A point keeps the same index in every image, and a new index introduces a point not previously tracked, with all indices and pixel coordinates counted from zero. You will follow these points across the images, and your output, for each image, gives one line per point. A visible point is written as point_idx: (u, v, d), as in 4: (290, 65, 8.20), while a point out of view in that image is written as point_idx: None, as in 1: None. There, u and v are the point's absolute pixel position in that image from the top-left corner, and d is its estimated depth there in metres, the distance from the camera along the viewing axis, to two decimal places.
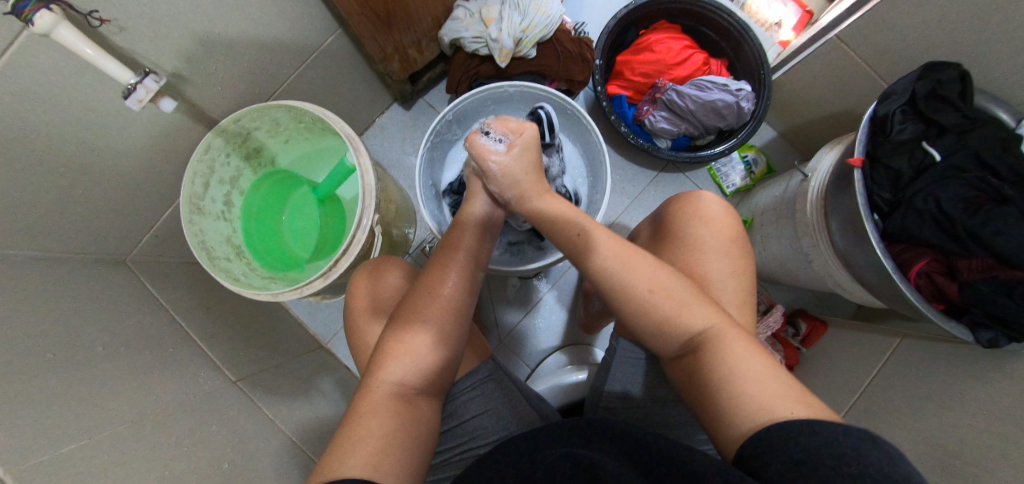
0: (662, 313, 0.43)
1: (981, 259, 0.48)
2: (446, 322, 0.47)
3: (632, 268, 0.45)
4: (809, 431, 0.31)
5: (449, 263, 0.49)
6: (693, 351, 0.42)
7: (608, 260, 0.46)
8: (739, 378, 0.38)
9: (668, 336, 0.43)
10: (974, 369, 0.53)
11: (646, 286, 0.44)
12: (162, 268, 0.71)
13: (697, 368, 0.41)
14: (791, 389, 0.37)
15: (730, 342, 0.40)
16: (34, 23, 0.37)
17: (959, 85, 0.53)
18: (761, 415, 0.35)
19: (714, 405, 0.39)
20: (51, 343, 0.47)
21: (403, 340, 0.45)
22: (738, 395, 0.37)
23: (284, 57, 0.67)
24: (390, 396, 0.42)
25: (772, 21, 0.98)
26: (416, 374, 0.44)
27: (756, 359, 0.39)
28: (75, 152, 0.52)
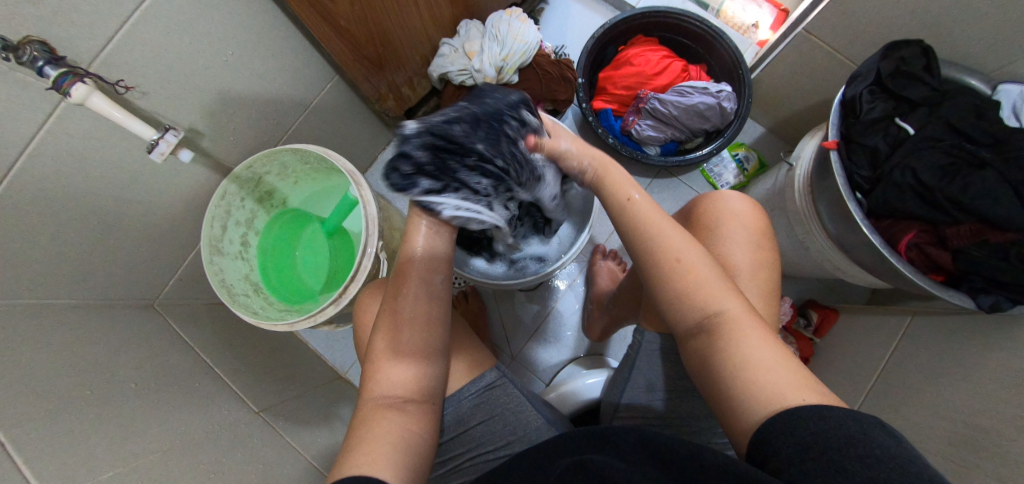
0: (686, 284, 0.43)
1: (969, 225, 0.50)
2: (417, 336, 0.46)
3: (667, 236, 0.45)
4: (822, 417, 0.32)
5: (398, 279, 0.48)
6: (707, 330, 0.42)
7: (645, 225, 0.47)
8: (753, 362, 0.38)
9: (687, 313, 0.43)
10: (986, 337, 0.52)
11: (675, 255, 0.44)
12: (186, 310, 0.76)
13: (709, 347, 0.41)
14: (805, 380, 0.37)
15: (746, 328, 0.40)
16: (71, 94, 0.43)
17: (923, 60, 0.56)
18: (770, 401, 0.36)
19: (727, 388, 0.39)
20: (87, 381, 0.51)
21: (386, 360, 0.46)
22: (750, 382, 0.37)
23: (289, 106, 0.73)
24: (380, 411, 0.44)
25: (748, 23, 1.01)
26: (403, 385, 0.45)
27: (769, 348, 0.39)
28: (106, 206, 0.58)
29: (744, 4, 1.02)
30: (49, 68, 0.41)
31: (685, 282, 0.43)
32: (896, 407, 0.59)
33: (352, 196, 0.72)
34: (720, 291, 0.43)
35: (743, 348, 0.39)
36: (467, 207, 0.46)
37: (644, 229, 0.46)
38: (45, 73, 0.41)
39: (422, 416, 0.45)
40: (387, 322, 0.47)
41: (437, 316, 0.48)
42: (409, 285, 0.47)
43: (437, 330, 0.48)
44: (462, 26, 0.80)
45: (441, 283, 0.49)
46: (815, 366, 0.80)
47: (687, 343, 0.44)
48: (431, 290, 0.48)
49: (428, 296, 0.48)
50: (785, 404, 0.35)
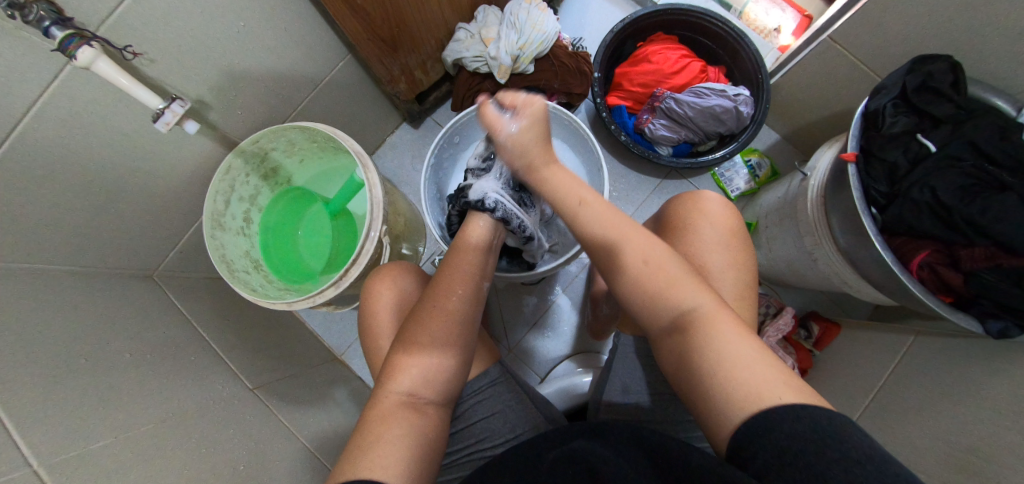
0: (654, 285, 0.43)
1: (984, 248, 0.49)
2: (454, 336, 0.48)
3: (630, 240, 0.46)
4: (796, 417, 0.31)
5: (452, 277, 0.51)
6: (679, 329, 0.41)
7: (611, 234, 0.47)
8: (727, 359, 0.36)
9: (659, 312, 0.42)
10: (994, 363, 0.51)
11: (639, 258, 0.45)
12: (185, 283, 0.75)
13: (681, 346, 0.40)
14: (784, 374, 0.35)
15: (719, 322, 0.39)
16: (76, 57, 0.42)
17: (951, 75, 0.54)
18: (749, 400, 0.34)
19: (700, 386, 0.37)
20: (84, 348, 0.51)
21: (412, 357, 0.46)
22: (728, 378, 0.35)
23: (299, 82, 0.71)
24: (402, 408, 0.44)
25: (771, 27, 1.00)
26: (425, 383, 0.46)
27: (747, 342, 0.38)
28: (109, 174, 0.57)
29: (768, 7, 1.00)
30: (55, 29, 0.40)
31: (657, 283, 0.43)
32: (891, 425, 0.59)
33: (358, 179, 0.71)
34: (696, 289, 0.42)
35: (719, 344, 0.37)
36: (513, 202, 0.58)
37: (608, 235, 0.47)
38: (50, 34, 0.40)
39: (442, 416, 0.47)
40: (425, 319, 0.48)
41: (467, 321, 0.50)
42: (448, 285, 0.50)
43: (469, 332, 0.50)
44: (480, 12, 0.78)
45: (484, 289, 0.53)
46: (812, 378, 0.80)
47: (661, 346, 0.43)
48: (476, 296, 0.52)
49: (467, 296, 0.50)
50: (765, 403, 0.33)
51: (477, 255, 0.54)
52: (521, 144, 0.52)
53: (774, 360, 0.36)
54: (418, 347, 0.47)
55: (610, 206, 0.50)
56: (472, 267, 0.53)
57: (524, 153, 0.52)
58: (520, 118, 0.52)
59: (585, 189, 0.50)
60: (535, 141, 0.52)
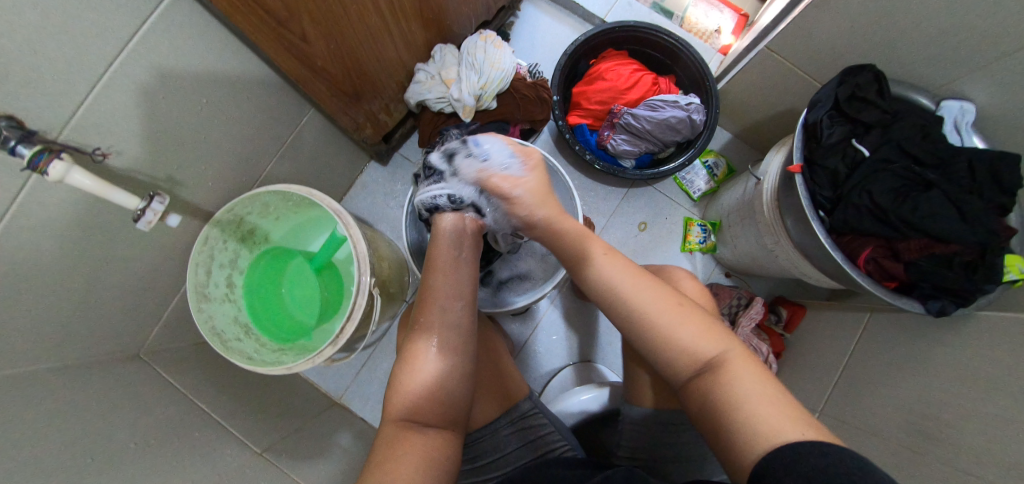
0: (678, 331, 0.48)
1: (918, 240, 0.56)
2: (447, 363, 0.52)
3: (651, 289, 0.51)
4: (820, 451, 0.36)
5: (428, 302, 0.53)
6: (705, 375, 0.46)
7: (625, 284, 0.52)
8: (748, 402, 0.42)
9: (685, 359, 0.48)
10: (939, 335, 0.58)
11: (668, 305, 0.50)
12: (173, 355, 0.75)
13: (708, 390, 0.46)
14: (795, 412, 0.41)
15: (740, 370, 0.45)
16: (48, 173, 0.41)
17: (875, 85, 0.61)
18: (768, 437, 0.39)
19: (727, 428, 0.43)
20: (88, 449, 0.51)
21: (410, 380, 0.51)
22: (750, 418, 0.41)
23: (265, 143, 0.71)
24: (404, 432, 0.48)
25: (711, 29, 1.06)
26: (423, 409, 0.50)
27: (761, 387, 0.43)
28: (85, 267, 0.56)
29: (707, 11, 1.06)
30: (22, 147, 0.40)
31: (677, 330, 0.48)
32: (858, 399, 0.66)
33: (340, 234, 0.72)
34: (712, 337, 0.48)
35: (739, 387, 0.44)
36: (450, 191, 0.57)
37: (633, 286, 0.52)
38: (18, 153, 0.40)
39: (448, 440, 0.50)
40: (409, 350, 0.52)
41: (452, 343, 0.52)
42: (427, 311, 0.53)
43: (455, 357, 0.52)
44: (437, 51, 0.79)
45: (460, 310, 0.54)
46: (787, 359, 0.86)
47: (688, 389, 0.48)
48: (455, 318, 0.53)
49: (448, 323, 0.52)
50: (786, 437, 0.39)
51: (452, 275, 0.54)
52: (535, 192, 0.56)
53: (784, 400, 0.42)
54: (416, 371, 0.51)
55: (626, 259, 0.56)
56: (444, 291, 0.53)
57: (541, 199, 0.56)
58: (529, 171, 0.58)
59: (602, 243, 0.56)
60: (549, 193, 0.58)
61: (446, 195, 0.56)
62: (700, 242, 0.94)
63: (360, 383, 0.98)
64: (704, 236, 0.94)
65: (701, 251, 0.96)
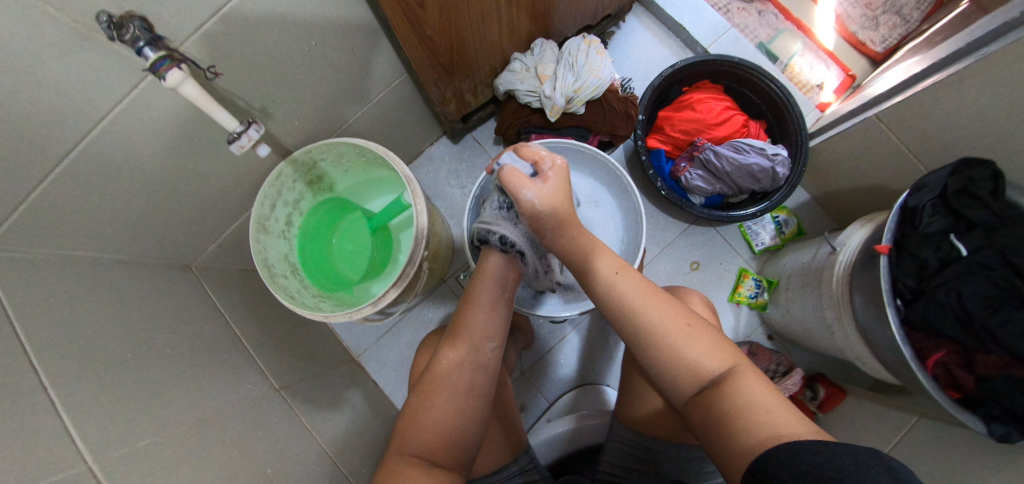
0: (682, 346, 0.48)
1: (998, 356, 0.52)
2: (466, 404, 0.52)
3: (658, 308, 0.50)
4: (819, 450, 0.34)
5: (458, 341, 0.55)
6: (709, 388, 0.46)
7: (636, 301, 0.51)
8: (753, 409, 0.42)
9: (690, 376, 0.47)
10: (996, 463, 0.54)
11: (677, 323, 0.49)
12: (221, 276, 0.77)
13: (714, 402, 0.45)
14: (799, 419, 0.41)
15: (746, 381, 0.45)
16: (165, 78, 0.43)
17: (991, 183, 0.56)
18: (772, 438, 0.39)
19: (729, 438, 0.42)
20: (130, 344, 0.53)
21: (424, 413, 0.51)
22: (755, 423, 0.41)
23: (355, 97, 0.73)
24: (414, 468, 0.48)
25: (814, 83, 1.01)
26: (438, 448, 0.50)
27: (768, 397, 0.43)
28: (169, 175, 0.59)
29: (813, 63, 1.02)
30: (148, 49, 0.42)
31: (684, 350, 0.48)
32: None
33: (404, 201, 0.73)
34: (720, 354, 0.47)
35: (746, 395, 0.44)
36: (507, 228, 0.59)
37: (637, 304, 0.51)
38: (144, 54, 0.42)
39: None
40: (427, 384, 0.53)
41: (477, 387, 0.54)
42: (457, 352, 0.55)
43: (473, 400, 0.53)
44: (537, 45, 0.79)
45: (489, 352, 0.56)
46: None
47: (693, 400, 0.47)
48: (477, 358, 0.55)
49: (474, 363, 0.54)
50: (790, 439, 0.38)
51: (489, 314, 0.58)
52: (550, 207, 0.54)
53: (789, 410, 0.42)
54: (431, 407, 0.51)
55: (639, 273, 0.54)
56: (478, 329, 0.56)
57: (554, 213, 0.54)
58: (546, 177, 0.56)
59: (616, 260, 0.54)
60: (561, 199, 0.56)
61: (500, 235, 0.58)
62: (750, 296, 0.90)
63: (379, 347, 0.99)
64: (756, 291, 0.90)
65: (749, 306, 0.92)
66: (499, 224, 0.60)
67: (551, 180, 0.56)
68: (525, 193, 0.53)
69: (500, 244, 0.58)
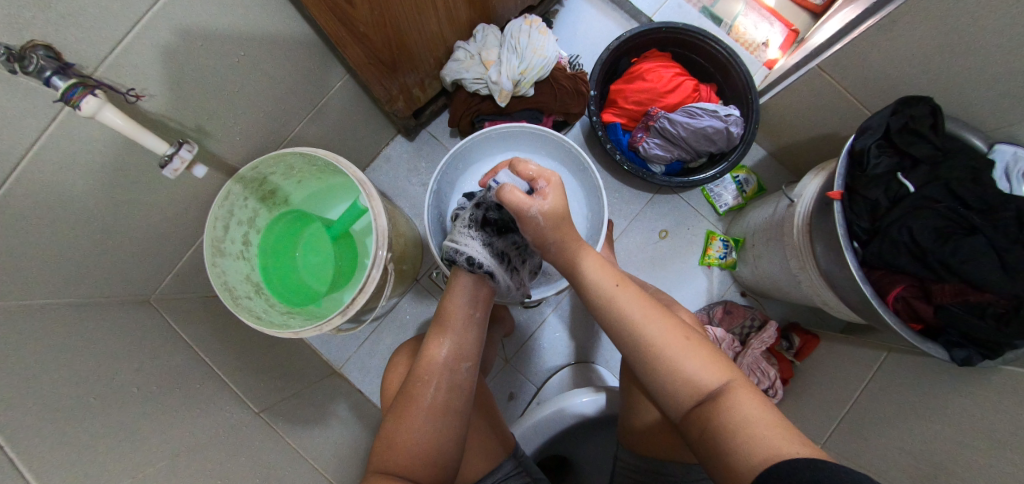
0: (681, 362, 0.47)
1: (953, 285, 0.54)
2: (442, 423, 0.52)
3: (658, 324, 0.50)
4: (816, 468, 0.36)
5: (432, 361, 0.55)
6: (705, 403, 0.46)
7: (637, 317, 0.50)
8: (750, 424, 0.42)
9: (688, 391, 0.47)
10: (956, 385, 0.57)
11: (677, 339, 0.49)
12: (182, 306, 0.75)
13: (710, 419, 0.45)
14: (792, 432, 0.42)
15: (742, 395, 0.45)
16: (80, 107, 0.40)
17: (931, 118, 0.58)
18: (769, 457, 0.40)
19: (728, 451, 0.43)
20: (90, 389, 0.51)
21: (401, 434, 0.51)
22: (753, 441, 0.41)
23: (297, 104, 0.71)
24: None
25: (759, 41, 1.02)
26: (416, 467, 0.50)
27: (762, 411, 0.44)
28: (107, 208, 0.56)
29: (757, 22, 1.03)
30: (56, 78, 0.39)
31: (684, 364, 0.47)
32: (864, 438, 0.65)
33: (361, 205, 0.71)
34: (717, 367, 0.47)
35: (742, 411, 0.44)
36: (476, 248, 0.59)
37: (637, 321, 0.50)
38: (52, 84, 0.39)
39: None
40: (403, 405, 0.53)
41: (455, 405, 0.54)
42: (431, 371, 0.55)
43: (450, 417, 0.53)
44: (479, 30, 0.77)
45: (465, 372, 0.56)
46: (793, 387, 0.85)
47: (689, 416, 0.47)
48: (452, 377, 0.55)
49: (446, 381, 0.55)
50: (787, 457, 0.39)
51: (461, 334, 0.58)
52: (552, 222, 0.54)
53: (783, 422, 0.43)
54: (407, 427, 0.51)
55: (637, 287, 0.54)
56: (450, 349, 0.57)
57: (556, 227, 0.54)
58: (546, 194, 0.54)
59: (614, 275, 0.53)
60: (562, 218, 0.54)
61: (467, 255, 0.58)
62: (720, 258, 0.93)
63: (361, 356, 0.98)
64: (724, 252, 0.92)
65: (720, 267, 0.94)
66: (468, 243, 0.60)
67: (549, 192, 0.54)
68: (528, 208, 0.52)
69: (466, 263, 0.58)
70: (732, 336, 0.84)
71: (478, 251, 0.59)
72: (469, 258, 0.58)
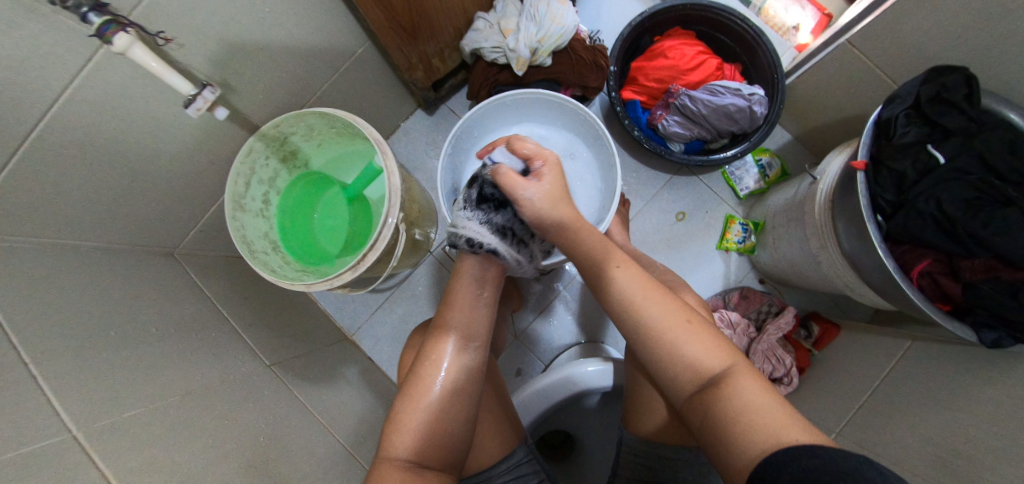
0: (683, 345, 0.47)
1: (984, 260, 0.51)
2: (451, 404, 0.52)
3: (659, 306, 0.49)
4: (809, 456, 0.35)
5: (440, 341, 0.55)
6: (707, 387, 0.45)
7: (637, 298, 0.49)
8: (749, 408, 0.42)
9: (688, 373, 0.46)
10: (985, 371, 0.54)
11: (678, 320, 0.48)
12: (204, 261, 0.78)
13: (711, 402, 0.45)
14: (794, 418, 0.41)
15: (744, 380, 0.44)
16: (113, 43, 0.43)
17: (965, 88, 0.55)
18: (768, 440, 0.39)
19: (729, 439, 0.42)
20: (112, 324, 0.53)
21: (409, 418, 0.51)
22: (752, 426, 0.40)
23: (320, 68, 0.72)
24: (404, 472, 0.47)
25: (790, 25, 0.99)
26: (425, 450, 0.50)
27: (764, 396, 0.43)
28: (136, 155, 0.59)
29: (789, 4, 0.99)
30: (93, 15, 0.41)
31: (685, 348, 0.47)
32: (882, 426, 0.62)
33: (376, 168, 0.72)
34: (718, 351, 0.47)
35: (742, 395, 0.43)
36: (478, 229, 0.58)
37: (638, 303, 0.49)
38: (88, 19, 0.41)
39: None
40: (411, 387, 0.53)
41: (465, 384, 0.54)
42: (440, 351, 0.54)
43: (460, 397, 0.53)
44: (499, 2, 0.78)
45: (472, 351, 0.55)
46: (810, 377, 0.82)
47: (691, 399, 0.47)
48: (459, 358, 0.54)
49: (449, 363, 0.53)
50: (786, 442, 0.38)
51: (469, 315, 0.56)
52: (548, 203, 0.52)
53: (785, 407, 0.42)
54: (416, 410, 0.51)
55: (641, 268, 0.53)
56: (457, 330, 0.55)
57: (553, 209, 0.52)
58: (542, 175, 0.54)
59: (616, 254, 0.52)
60: (558, 196, 0.53)
61: (467, 238, 0.58)
62: (739, 242, 0.90)
63: (372, 324, 1.00)
64: (743, 236, 0.90)
65: (738, 252, 0.92)
66: (467, 224, 0.59)
67: (544, 177, 0.53)
68: (520, 196, 0.52)
69: (466, 246, 0.59)
70: (747, 321, 0.82)
71: (480, 232, 0.58)
72: (471, 241, 0.58)
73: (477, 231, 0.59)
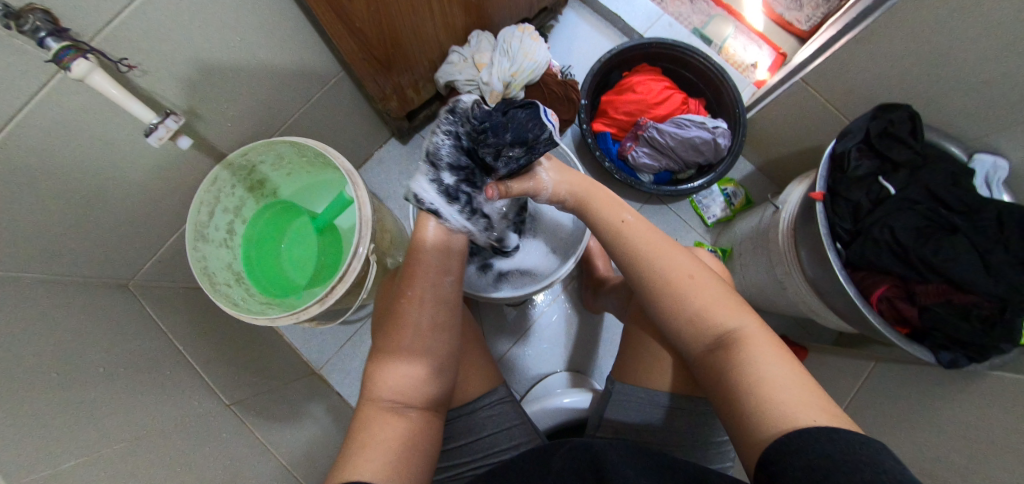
0: (696, 302, 0.47)
1: (936, 285, 0.54)
2: (432, 337, 0.50)
3: (668, 259, 0.51)
4: (829, 439, 0.34)
5: (415, 275, 0.52)
6: (722, 347, 0.45)
7: (648, 251, 0.52)
8: (766, 378, 0.40)
9: (702, 331, 0.46)
10: (946, 392, 0.55)
11: (685, 275, 0.49)
12: (161, 293, 0.74)
13: (724, 363, 0.44)
14: (816, 397, 0.39)
15: (757, 345, 0.43)
16: (71, 69, 0.41)
17: (909, 123, 0.60)
18: (781, 420, 0.37)
19: (742, 405, 0.41)
20: (57, 361, 0.49)
21: (392, 361, 0.48)
22: (766, 396, 0.39)
23: (292, 96, 0.72)
24: (387, 413, 0.45)
25: (748, 63, 1.06)
26: (411, 390, 0.47)
27: (781, 367, 0.41)
28: (90, 182, 0.56)
29: (745, 45, 1.07)
30: (50, 39, 0.40)
31: (694, 301, 0.47)
32: None
33: (348, 196, 0.71)
34: (730, 309, 0.46)
35: (755, 361, 0.42)
36: (427, 188, 0.55)
37: (648, 257, 0.51)
38: (45, 44, 0.40)
39: (427, 421, 0.47)
40: (392, 324, 0.50)
41: (445, 318, 0.52)
42: (416, 285, 0.52)
43: (441, 332, 0.51)
44: (473, 36, 0.80)
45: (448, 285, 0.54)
46: None
47: (704, 361, 0.46)
48: (438, 292, 0.52)
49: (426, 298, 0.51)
50: (799, 421, 0.36)
51: (439, 253, 0.55)
52: (564, 176, 0.60)
53: (806, 384, 0.40)
54: (399, 354, 0.48)
55: (650, 225, 0.55)
56: (433, 266, 0.53)
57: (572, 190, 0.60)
58: (547, 168, 0.60)
59: (621, 211, 0.56)
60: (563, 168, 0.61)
61: (413, 195, 0.55)
62: None
63: (341, 357, 0.96)
64: None
65: None
66: (418, 179, 0.56)
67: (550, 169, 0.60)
68: (544, 187, 0.59)
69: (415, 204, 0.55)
70: None
71: (426, 190, 0.55)
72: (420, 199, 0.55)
73: (426, 190, 0.55)
